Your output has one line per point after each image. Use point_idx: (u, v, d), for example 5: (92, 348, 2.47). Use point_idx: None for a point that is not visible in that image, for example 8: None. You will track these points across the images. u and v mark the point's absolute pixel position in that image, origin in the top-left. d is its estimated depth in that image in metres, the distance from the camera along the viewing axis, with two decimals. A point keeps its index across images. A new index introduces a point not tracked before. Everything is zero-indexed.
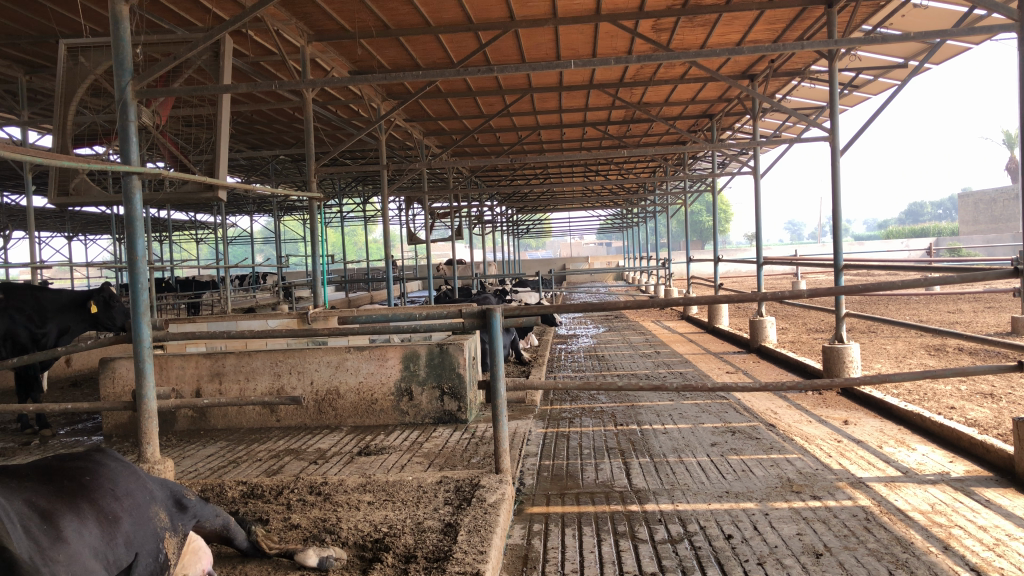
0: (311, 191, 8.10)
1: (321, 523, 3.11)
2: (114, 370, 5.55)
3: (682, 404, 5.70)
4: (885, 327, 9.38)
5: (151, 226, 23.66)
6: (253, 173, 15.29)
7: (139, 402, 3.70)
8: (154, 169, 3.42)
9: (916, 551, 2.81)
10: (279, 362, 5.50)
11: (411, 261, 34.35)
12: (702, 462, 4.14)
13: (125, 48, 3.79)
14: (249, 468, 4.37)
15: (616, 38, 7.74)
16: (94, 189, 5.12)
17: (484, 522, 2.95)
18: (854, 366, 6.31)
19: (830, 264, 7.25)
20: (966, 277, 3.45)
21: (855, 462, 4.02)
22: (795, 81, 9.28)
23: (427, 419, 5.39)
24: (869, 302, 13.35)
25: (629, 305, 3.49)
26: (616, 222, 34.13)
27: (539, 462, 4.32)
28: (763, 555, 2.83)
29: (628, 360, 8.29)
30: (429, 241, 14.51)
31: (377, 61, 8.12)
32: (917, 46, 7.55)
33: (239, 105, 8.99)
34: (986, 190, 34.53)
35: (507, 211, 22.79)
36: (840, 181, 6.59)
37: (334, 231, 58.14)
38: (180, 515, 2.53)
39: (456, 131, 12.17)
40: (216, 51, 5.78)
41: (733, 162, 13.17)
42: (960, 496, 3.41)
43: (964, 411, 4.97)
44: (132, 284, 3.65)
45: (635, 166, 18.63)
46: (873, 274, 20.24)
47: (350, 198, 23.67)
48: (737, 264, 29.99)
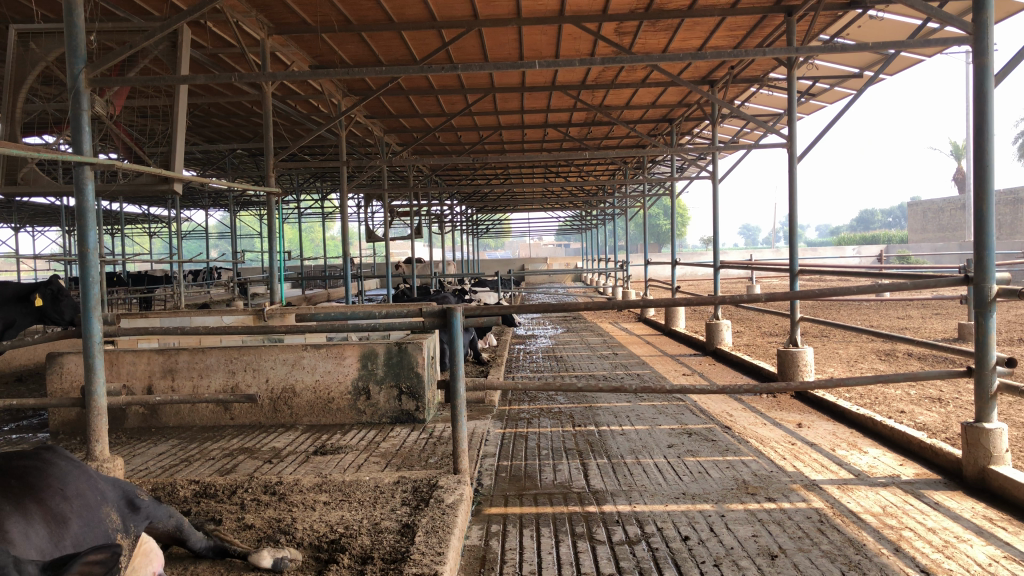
0: (269, 186, 7.98)
1: (276, 523, 3.06)
2: (63, 365, 5.40)
3: (639, 406, 5.74)
4: (838, 332, 9.58)
5: (103, 218, 23.12)
6: (209, 167, 15.03)
7: (89, 399, 3.60)
8: (109, 160, 3.33)
9: (868, 553, 2.86)
10: (234, 359, 5.42)
11: (370, 259, 34.13)
12: (659, 463, 4.17)
13: (78, 33, 3.68)
14: (201, 466, 4.28)
15: (579, 40, 7.76)
16: (43, 180, 4.97)
17: (442, 523, 2.93)
18: (808, 370, 6.42)
19: (786, 270, 7.36)
20: (918, 285, 3.52)
21: (808, 465, 4.07)
22: (754, 88, 9.40)
23: (385, 418, 5.35)
24: (821, 308, 13.62)
25: (588, 307, 3.49)
26: (575, 224, 34.27)
27: (496, 462, 4.31)
28: (719, 556, 2.86)
29: (586, 361, 8.31)
30: (388, 239, 14.40)
31: (338, 56, 8.04)
32: (873, 56, 7.68)
33: (196, 98, 8.82)
34: (934, 199, 35.34)
35: (467, 210, 22.74)
36: (797, 188, 6.69)
37: (290, 227, 57.58)
38: (133, 516, 2.47)
39: (417, 129, 12.11)
40: (173, 41, 5.65)
41: (691, 166, 13.33)
42: (910, 499, 3.48)
43: (913, 415, 5.08)
44: (82, 278, 3.55)
45: (595, 168, 18.73)
46: (825, 280, 20.62)
47: (308, 195, 23.41)
48: (694, 268, 30.34)
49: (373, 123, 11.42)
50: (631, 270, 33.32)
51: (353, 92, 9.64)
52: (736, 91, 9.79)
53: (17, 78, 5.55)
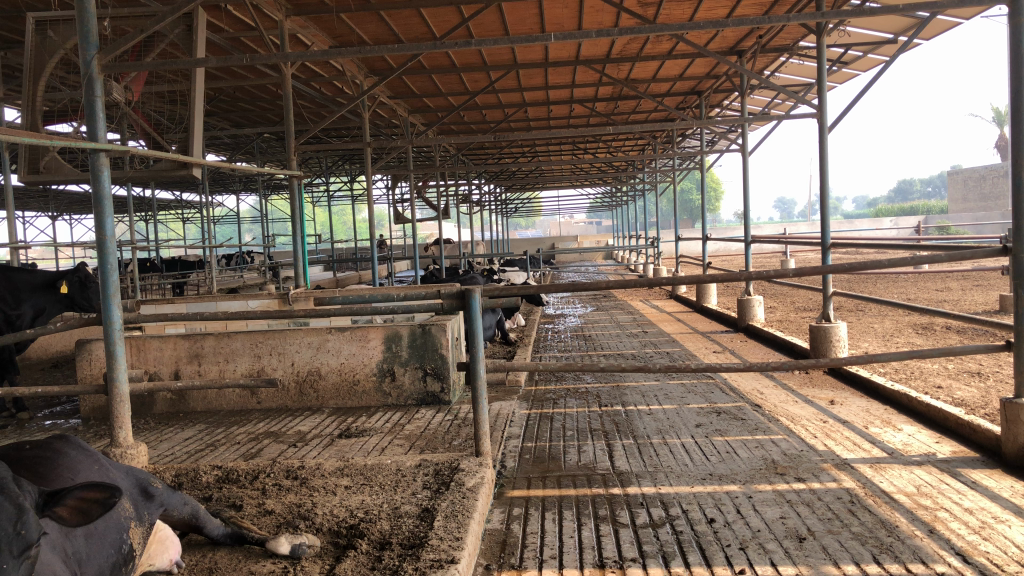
0: (292, 169, 7.94)
1: (296, 509, 3.04)
2: (91, 352, 5.45)
3: (668, 384, 5.66)
4: (873, 306, 9.38)
5: (137, 205, 23.45)
6: (236, 151, 15.12)
7: (110, 386, 3.61)
8: (124, 147, 3.32)
9: (901, 535, 2.76)
10: (260, 343, 5.43)
11: (400, 241, 34.28)
12: (685, 443, 4.09)
13: (89, 19, 3.66)
14: (226, 451, 4.29)
15: (602, 12, 7.63)
16: (65, 168, 4.99)
17: (461, 507, 2.88)
18: (842, 346, 6.27)
19: (818, 242, 7.19)
20: (954, 257, 3.37)
21: (841, 444, 3.96)
22: (784, 57, 9.17)
23: (410, 400, 5.32)
24: (857, 281, 13.37)
25: (613, 286, 3.40)
26: (605, 201, 34.02)
27: (521, 444, 4.25)
28: (745, 539, 2.78)
29: (615, 339, 8.23)
30: (415, 220, 14.34)
31: (358, 36, 7.98)
32: (907, 20, 7.43)
33: (218, 82, 8.84)
34: (975, 166, 34.49)
35: (495, 189, 22.66)
36: (828, 159, 6.50)
37: (320, 210, 58.20)
38: (146, 504, 2.47)
39: (442, 108, 12.03)
40: (189, 25, 5.64)
41: (722, 139, 13.10)
42: (946, 478, 3.36)
43: (951, 390, 4.94)
44: (100, 265, 3.56)
45: (624, 143, 18.51)
46: (861, 252, 20.26)
47: (338, 178, 23.49)
48: (727, 243, 29.99)
49: (397, 104, 11.36)
50: (663, 246, 33.14)
51: (376, 72, 9.58)
52: (765, 62, 9.57)
53: (36, 65, 5.56)
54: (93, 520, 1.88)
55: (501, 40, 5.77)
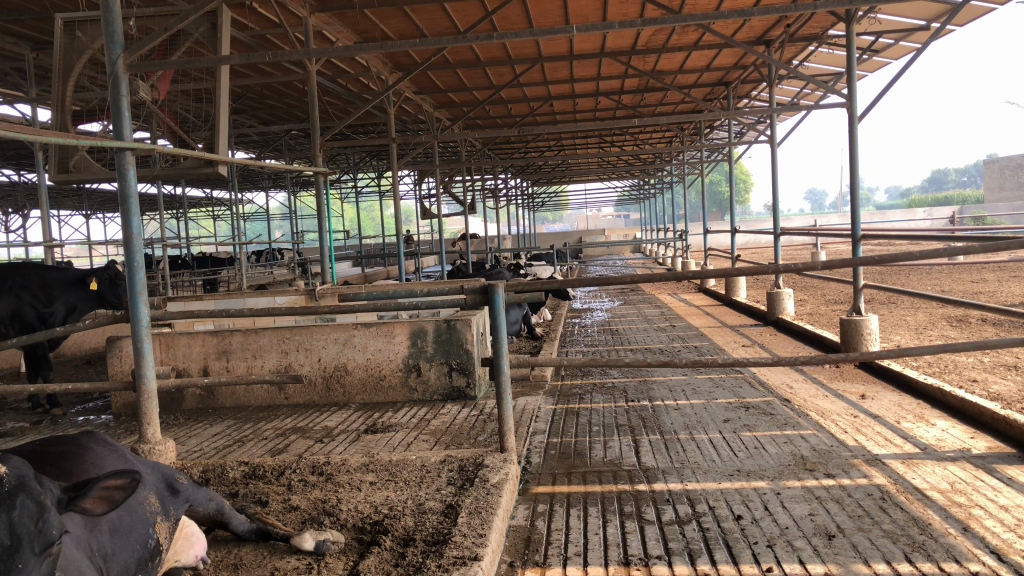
0: (318, 165, 7.97)
1: (321, 505, 3.05)
2: (120, 349, 5.52)
3: (696, 379, 5.61)
4: (906, 298, 9.24)
5: (169, 203, 23.77)
6: (265, 148, 15.26)
7: (138, 382, 3.65)
8: (150, 145, 3.34)
9: (934, 533, 2.70)
10: (287, 340, 5.46)
11: (428, 236, 34.42)
12: (713, 439, 4.04)
13: (114, 19, 3.68)
14: (254, 447, 4.32)
15: (627, 3, 7.57)
16: (94, 167, 5.05)
17: (485, 503, 2.87)
18: (874, 339, 6.16)
19: (848, 234, 7.08)
20: (989, 248, 3.28)
21: (872, 439, 3.89)
22: (813, 46, 9.04)
23: (436, 395, 5.32)
24: (889, 273, 13.17)
25: (639, 280, 3.35)
26: (633, 194, 33.85)
27: (547, 439, 4.23)
28: (773, 537, 2.73)
29: (642, 334, 8.19)
30: (442, 214, 14.34)
31: (382, 31, 7.99)
32: (940, 7, 7.27)
33: (244, 79, 8.93)
34: (1012, 155, 33.81)
35: (522, 184, 22.64)
36: (857, 149, 6.40)
37: (349, 206, 58.60)
38: (172, 499, 2.49)
39: (467, 103, 12.02)
40: (214, 23, 5.68)
41: (751, 131, 12.94)
42: (980, 474, 3.29)
43: (987, 384, 4.84)
44: (127, 263, 3.60)
45: (651, 136, 18.39)
46: (894, 243, 19.99)
47: (366, 175, 23.61)
48: (757, 236, 29.71)
49: (423, 99, 11.38)
50: (692, 239, 32.92)
51: (401, 68, 9.60)
52: (794, 51, 9.43)
53: (64, 66, 5.64)
54: (117, 507, 1.91)
55: (523, 33, 5.73)
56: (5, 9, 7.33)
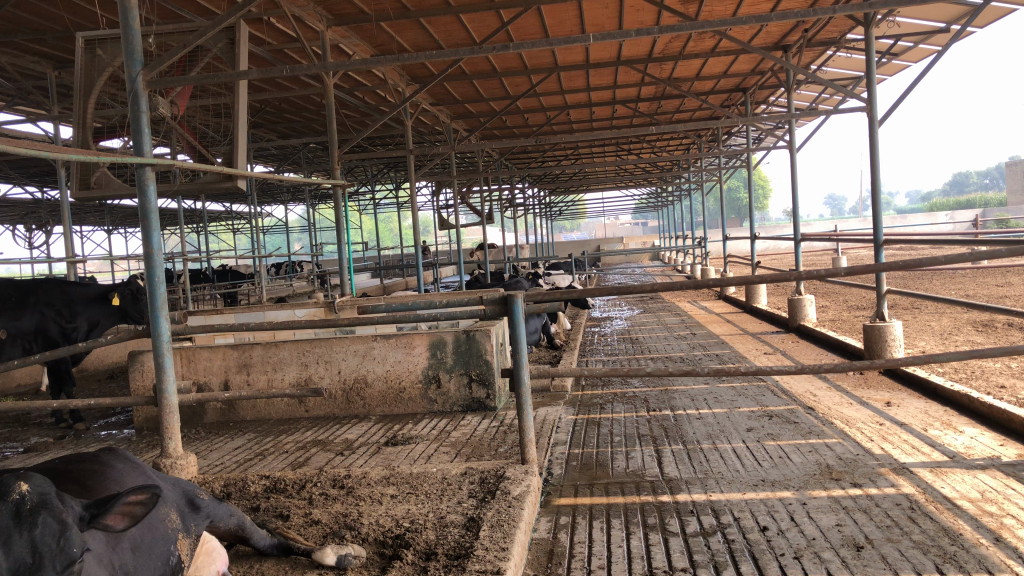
0: (336, 178, 7.99)
1: (342, 519, 3.04)
2: (142, 363, 5.56)
3: (718, 388, 5.56)
4: (930, 303, 9.14)
5: (189, 217, 23.99)
6: (284, 162, 15.36)
7: (159, 397, 3.65)
8: (169, 160, 3.36)
9: (965, 543, 2.65)
10: (306, 352, 5.47)
11: (446, 247, 34.55)
12: (736, 448, 4.00)
13: (134, 37, 3.72)
14: (275, 460, 4.32)
15: (643, 11, 7.56)
16: (115, 183, 5.09)
17: (507, 516, 2.85)
18: (898, 346, 6.08)
19: (869, 240, 7.00)
20: (1015, 252, 3.22)
21: (898, 447, 3.83)
22: (831, 51, 8.98)
23: (456, 407, 5.31)
24: (911, 278, 13.04)
25: (660, 288, 3.32)
26: (651, 202, 33.77)
27: (568, 450, 4.20)
28: (800, 548, 2.69)
29: (662, 342, 8.14)
30: (459, 223, 14.33)
31: (398, 44, 8.03)
32: (959, 9, 7.20)
33: (263, 94, 9.00)
34: None
35: (540, 193, 22.67)
36: (878, 153, 6.33)
37: (368, 217, 58.87)
38: (192, 515, 2.49)
39: (484, 113, 12.04)
40: (232, 38, 5.72)
41: (769, 136, 12.87)
42: (1012, 483, 3.23)
43: (1015, 390, 4.76)
44: (148, 278, 3.62)
45: (668, 143, 18.36)
46: (916, 247, 19.82)
47: (384, 187, 23.71)
48: (777, 243, 29.58)
49: (440, 110, 11.41)
50: (711, 246, 32.82)
51: (418, 79, 9.63)
52: (812, 56, 9.38)
53: (86, 84, 5.70)
54: (139, 521, 1.93)
55: (540, 42, 5.73)
56: (27, 29, 7.43)
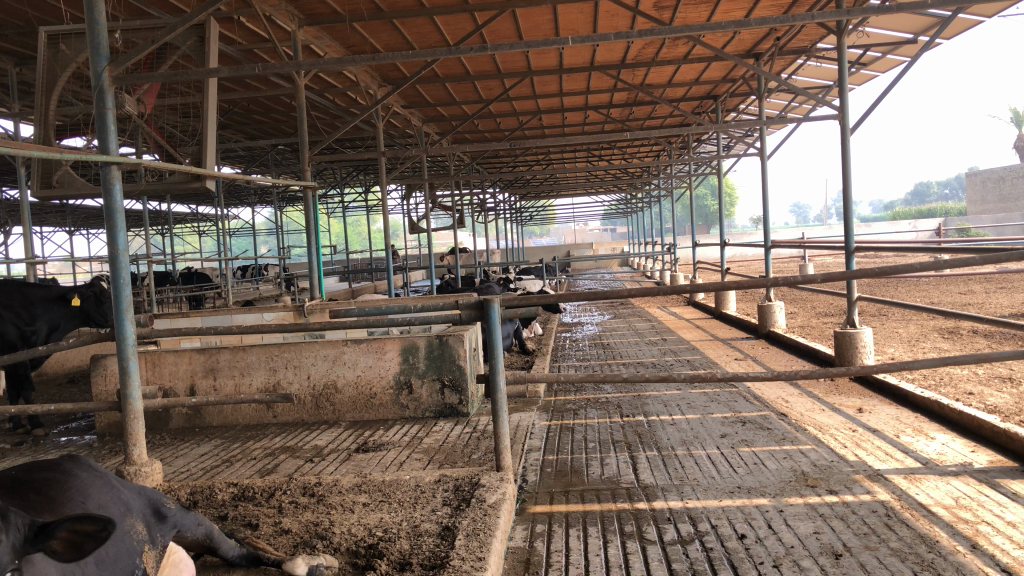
0: (306, 179, 7.88)
1: (313, 528, 2.97)
2: (105, 368, 5.41)
3: (690, 394, 5.55)
4: (896, 310, 9.24)
5: (155, 219, 23.62)
6: (252, 163, 15.17)
7: (123, 403, 3.54)
8: (135, 160, 3.26)
9: (942, 551, 2.65)
10: (275, 357, 5.37)
11: (415, 250, 34.46)
12: (711, 454, 3.98)
13: (100, 31, 3.60)
14: (242, 467, 4.23)
15: (617, 16, 7.58)
16: (79, 182, 4.96)
17: (483, 525, 2.79)
18: (868, 353, 6.12)
19: (839, 248, 7.05)
20: (988, 259, 3.24)
21: (872, 454, 3.84)
22: (802, 60, 9.07)
23: (428, 413, 5.24)
24: (877, 285, 13.21)
25: (635, 294, 3.28)
26: (620, 208, 33.93)
27: (542, 456, 4.16)
28: (779, 556, 2.67)
29: (633, 347, 8.15)
30: (430, 228, 13.74)
31: (371, 45, 7.96)
32: (928, 20, 7.30)
33: (231, 94, 8.87)
34: (994, 168, 34.12)
35: (510, 198, 22.66)
36: (850, 161, 6.38)
37: (336, 221, 58.50)
38: (159, 525, 2.39)
39: (456, 117, 12.00)
40: (202, 36, 5.62)
41: (739, 144, 12.96)
42: (985, 489, 3.24)
43: (983, 396, 4.81)
44: (113, 279, 3.51)
45: (638, 150, 18.45)
46: (880, 255, 20.12)
47: (353, 190, 23.52)
48: (744, 250, 29.90)
49: (412, 113, 11.34)
50: (680, 253, 33.08)
51: (390, 82, 9.56)
52: (783, 64, 9.46)
53: (49, 80, 5.56)
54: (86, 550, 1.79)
55: (517, 44, 5.70)
56: None
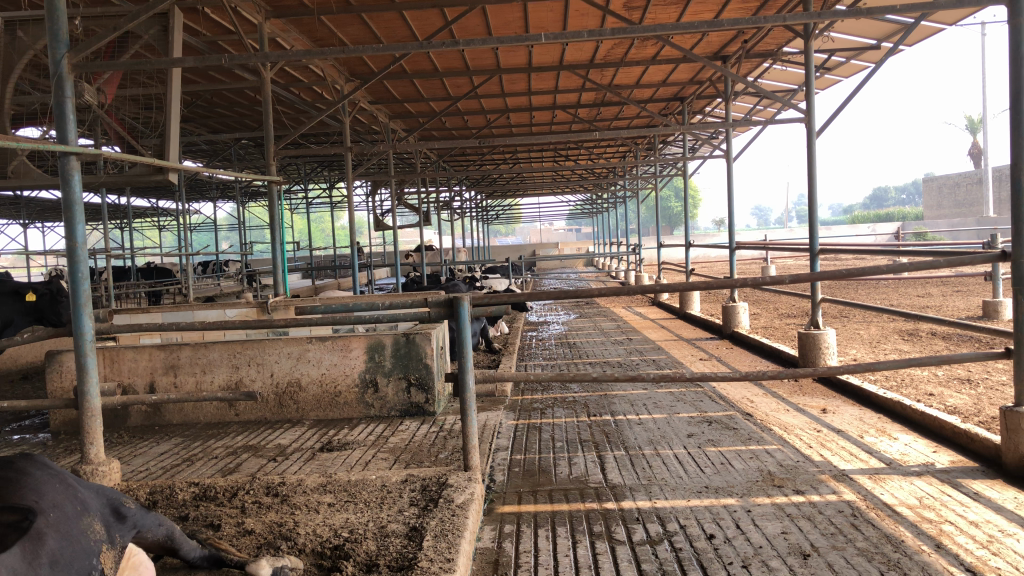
0: (270, 174, 7.77)
1: (277, 528, 2.91)
2: (61, 364, 5.27)
3: (656, 393, 5.56)
4: (857, 311, 9.40)
5: (113, 212, 23.16)
6: (214, 158, 14.94)
7: (81, 400, 3.46)
8: (94, 151, 3.17)
9: (908, 550, 2.67)
10: (237, 354, 5.26)
11: (380, 247, 34.26)
12: (678, 454, 3.99)
13: (59, 17, 3.50)
14: (203, 466, 4.14)
15: (587, 15, 7.60)
16: (35, 172, 4.81)
17: (451, 526, 2.75)
18: (831, 353, 6.19)
19: (803, 250, 7.12)
20: (953, 261, 3.28)
21: (836, 454, 3.88)
22: (767, 63, 9.16)
23: (393, 412, 5.19)
24: (838, 287, 13.40)
25: (603, 293, 3.26)
26: (586, 208, 34.04)
27: (509, 456, 4.13)
28: (748, 556, 2.67)
29: (599, 347, 8.16)
30: (395, 228, 13.47)
31: (338, 38, 7.87)
32: (892, 26, 7.41)
33: (194, 85, 8.71)
34: (949, 173, 34.81)
35: (475, 197, 22.63)
36: (815, 164, 6.45)
37: (299, 217, 57.92)
38: (119, 525, 2.31)
39: (423, 113, 11.92)
40: (165, 25, 5.50)
41: (704, 146, 13.07)
42: (947, 489, 3.28)
43: (943, 397, 4.89)
44: (70, 274, 3.41)
45: (604, 150, 18.53)
46: (841, 258, 20.44)
47: (317, 186, 23.29)
48: (707, 251, 30.23)
49: (378, 109, 11.26)
50: (644, 253, 33.34)
51: (357, 77, 9.47)
52: (750, 67, 9.56)
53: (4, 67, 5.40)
54: None
55: (489, 40, 5.67)
56: None
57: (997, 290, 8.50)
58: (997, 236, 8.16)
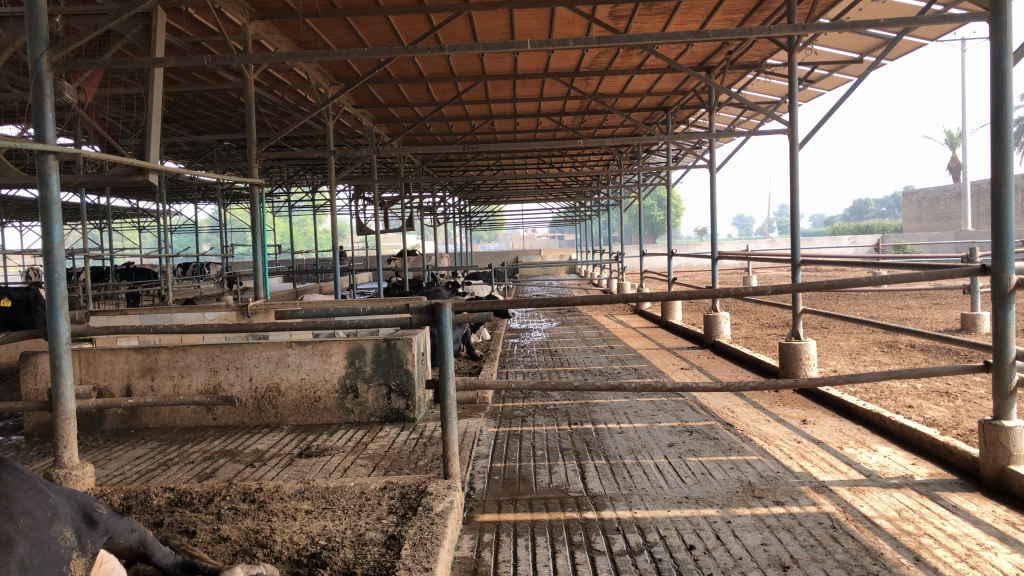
0: (253, 176, 7.72)
1: (252, 535, 2.87)
2: (36, 365, 5.19)
3: (638, 402, 5.56)
4: (837, 323, 9.46)
5: (93, 213, 22.94)
6: (195, 159, 14.81)
7: (56, 403, 3.41)
8: (72, 150, 3.13)
9: (887, 563, 2.67)
10: (216, 358, 5.20)
11: (362, 252, 34.16)
12: (659, 464, 3.98)
13: (39, 14, 3.45)
14: (179, 471, 4.08)
15: (572, 22, 7.61)
16: (11, 172, 4.72)
17: (430, 534, 2.72)
18: (811, 364, 6.23)
19: (785, 261, 7.16)
20: (934, 275, 3.30)
21: (817, 465, 3.88)
22: (752, 74, 9.22)
23: (373, 418, 5.16)
24: (819, 298, 13.47)
25: (587, 301, 3.24)
26: (569, 215, 34.09)
27: (490, 464, 4.11)
28: (727, 568, 2.66)
29: (581, 355, 8.15)
30: (378, 232, 13.39)
31: (323, 42, 7.85)
32: (875, 40, 7.48)
33: (176, 86, 8.64)
34: (929, 187, 35.16)
35: (459, 202, 22.59)
36: (798, 175, 6.49)
37: (282, 220, 57.64)
38: (90, 532, 2.27)
39: (407, 118, 11.90)
40: (148, 25, 5.46)
41: (687, 155, 13.13)
42: (926, 502, 3.29)
43: (922, 410, 4.92)
44: (46, 274, 3.36)
45: (587, 158, 18.57)
46: (822, 270, 20.57)
47: (300, 190, 23.19)
48: (689, 261, 30.38)
49: (363, 113, 11.22)
50: (627, 261, 33.47)
51: (341, 80, 9.43)
52: (734, 78, 9.62)
53: None
54: None
55: (475, 46, 5.67)
56: None
57: (976, 304, 8.58)
58: (976, 250, 8.24)
